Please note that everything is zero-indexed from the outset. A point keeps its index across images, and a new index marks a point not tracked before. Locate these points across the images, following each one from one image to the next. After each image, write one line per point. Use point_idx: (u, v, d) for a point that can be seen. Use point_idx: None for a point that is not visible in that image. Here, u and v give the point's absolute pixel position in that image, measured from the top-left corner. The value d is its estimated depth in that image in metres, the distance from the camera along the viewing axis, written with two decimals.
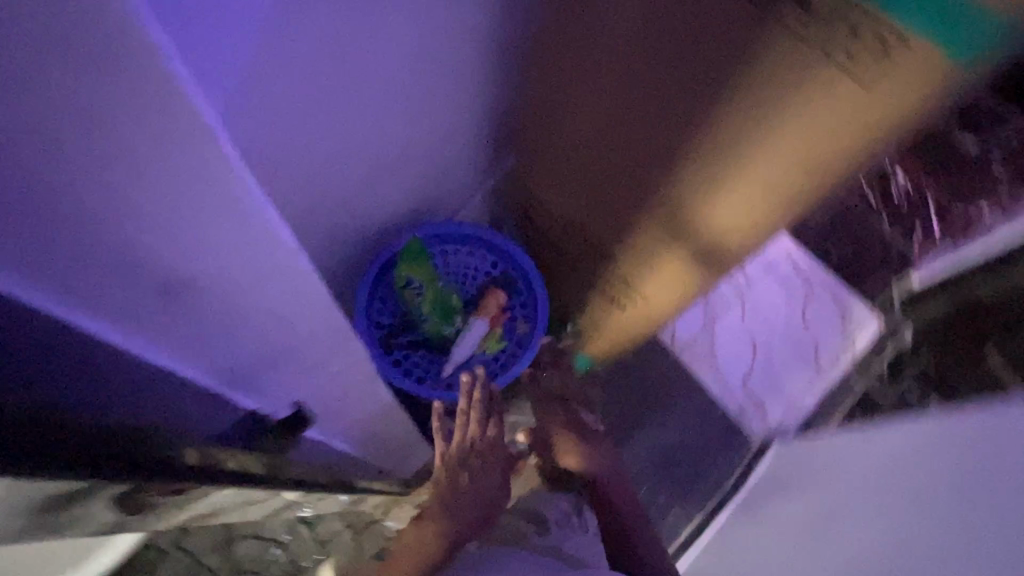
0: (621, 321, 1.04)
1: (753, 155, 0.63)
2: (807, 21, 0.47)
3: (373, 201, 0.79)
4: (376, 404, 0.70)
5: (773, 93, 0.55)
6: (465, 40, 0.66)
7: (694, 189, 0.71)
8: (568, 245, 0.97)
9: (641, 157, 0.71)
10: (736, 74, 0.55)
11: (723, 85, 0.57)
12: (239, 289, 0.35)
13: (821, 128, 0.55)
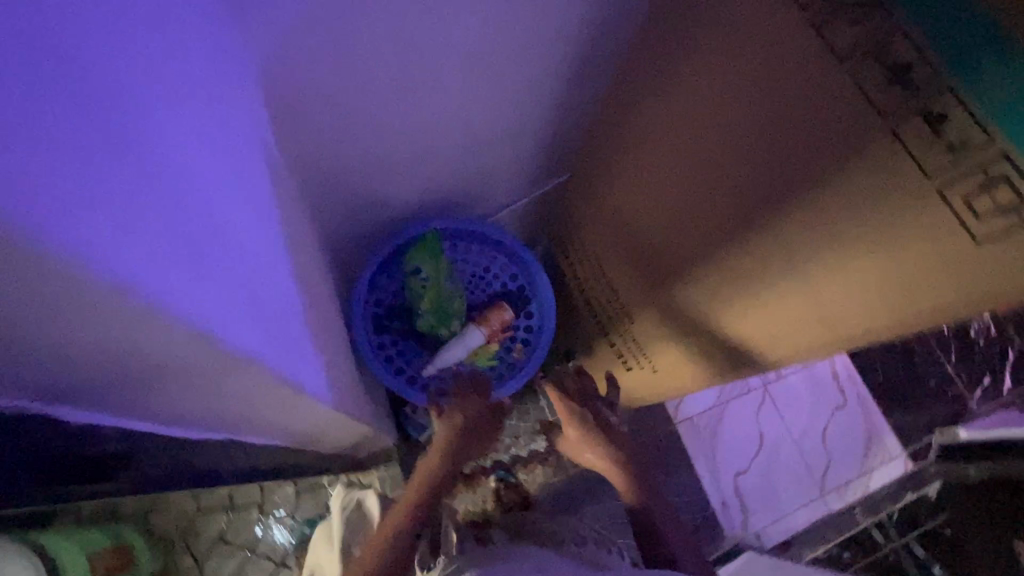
0: (625, 380, 0.94)
1: (799, 280, 0.52)
2: (929, 136, 0.37)
3: (399, 174, 0.76)
4: (320, 426, 0.63)
5: (843, 215, 0.44)
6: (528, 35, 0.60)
7: (730, 293, 0.61)
8: (592, 289, 0.90)
9: (689, 236, 0.63)
10: (817, 181, 0.44)
11: (797, 190, 0.47)
12: (72, 324, 0.28)
13: (887, 279, 0.44)
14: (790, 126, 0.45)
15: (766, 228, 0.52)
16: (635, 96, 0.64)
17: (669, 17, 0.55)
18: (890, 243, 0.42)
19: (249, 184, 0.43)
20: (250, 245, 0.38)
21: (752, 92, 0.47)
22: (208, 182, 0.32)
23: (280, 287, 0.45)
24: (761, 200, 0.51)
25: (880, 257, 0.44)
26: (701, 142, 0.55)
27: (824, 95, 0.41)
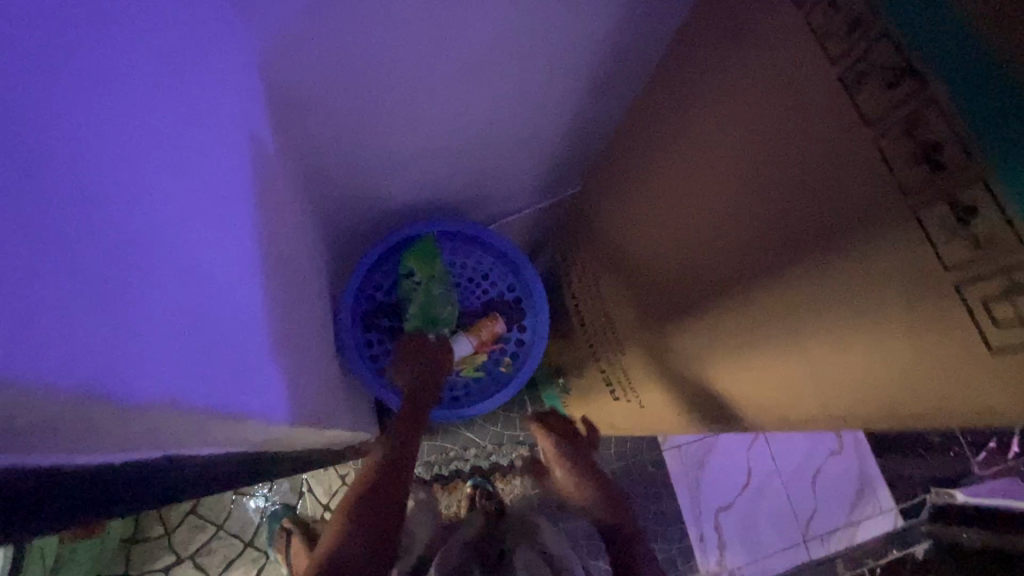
0: (611, 408, 0.92)
1: (792, 356, 0.49)
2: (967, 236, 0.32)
3: (401, 163, 0.78)
4: (288, 446, 0.61)
5: (850, 292, 0.41)
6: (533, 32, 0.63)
7: (730, 354, 0.58)
8: (588, 313, 0.90)
9: (691, 276, 0.59)
10: (838, 253, 0.40)
11: (816, 258, 0.43)
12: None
13: (884, 372, 0.41)
14: (805, 180, 0.41)
15: (777, 288, 0.48)
16: (653, 122, 0.63)
17: (693, 47, 0.53)
18: (894, 326, 0.38)
19: (218, 192, 0.41)
20: (208, 262, 0.37)
21: (768, 136, 0.44)
22: (156, 205, 0.31)
23: (247, 298, 0.43)
24: (767, 253, 0.47)
25: (879, 339, 0.40)
26: (712, 181, 0.52)
27: (842, 156, 0.38)
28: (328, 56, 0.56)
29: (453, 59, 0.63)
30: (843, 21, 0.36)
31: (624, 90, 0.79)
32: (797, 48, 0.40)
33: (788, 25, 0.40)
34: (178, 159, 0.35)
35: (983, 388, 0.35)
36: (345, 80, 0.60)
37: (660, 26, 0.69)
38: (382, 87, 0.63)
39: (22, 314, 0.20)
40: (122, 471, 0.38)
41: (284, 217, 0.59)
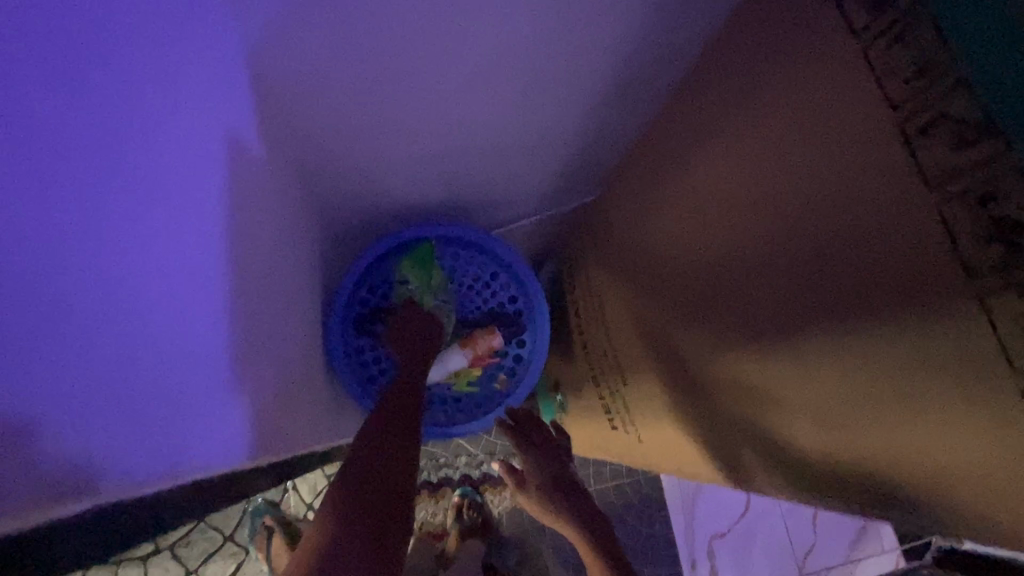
0: (609, 437, 0.87)
1: (798, 418, 0.45)
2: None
3: (403, 165, 0.74)
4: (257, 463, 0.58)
5: (871, 354, 0.37)
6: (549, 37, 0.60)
7: (725, 400, 0.53)
8: (589, 334, 0.86)
9: (698, 316, 0.54)
10: (863, 312, 0.36)
11: (834, 314, 0.38)
12: None
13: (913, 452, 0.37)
14: (838, 232, 0.37)
15: (785, 339, 0.43)
16: (672, 146, 0.58)
17: (725, 69, 0.48)
18: (929, 406, 0.34)
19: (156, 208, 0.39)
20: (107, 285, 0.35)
21: (798, 179, 0.39)
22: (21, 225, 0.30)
23: (184, 312, 0.40)
24: (785, 306, 0.42)
25: (920, 427, 0.35)
26: (729, 218, 0.47)
27: (886, 212, 0.33)
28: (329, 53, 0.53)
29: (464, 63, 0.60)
30: (908, 61, 0.31)
31: (641, 104, 0.75)
32: (840, 84, 0.35)
33: (836, 58, 0.36)
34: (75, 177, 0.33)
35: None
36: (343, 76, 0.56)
37: (681, 41, 0.65)
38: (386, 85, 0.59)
39: None
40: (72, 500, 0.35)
41: (262, 223, 0.55)
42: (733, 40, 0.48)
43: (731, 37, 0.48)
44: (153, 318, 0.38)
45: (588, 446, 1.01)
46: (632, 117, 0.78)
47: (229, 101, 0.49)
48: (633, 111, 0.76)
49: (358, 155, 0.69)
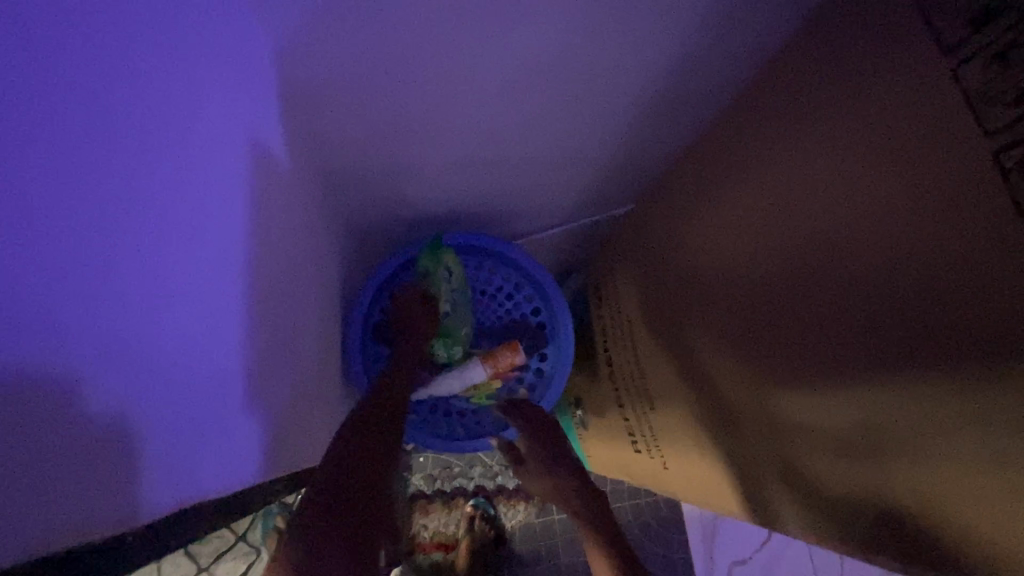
0: (630, 460, 0.84)
1: (843, 466, 0.41)
2: None
3: (432, 176, 0.73)
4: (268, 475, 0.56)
5: (931, 395, 0.33)
6: (584, 59, 0.59)
7: (757, 434, 0.50)
8: (616, 352, 0.83)
9: (735, 345, 0.51)
10: (929, 352, 0.33)
11: (893, 350, 0.35)
12: None
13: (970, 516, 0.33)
14: (921, 266, 0.33)
15: (829, 373, 0.41)
16: (720, 166, 0.55)
17: (790, 85, 0.45)
18: (1014, 462, 0.30)
19: (191, 218, 0.38)
20: (154, 295, 0.34)
21: (876, 208, 0.36)
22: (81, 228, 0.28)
23: (205, 323, 0.39)
24: (843, 343, 0.39)
25: (995, 491, 0.32)
26: (782, 245, 0.44)
27: (986, 248, 0.30)
28: (365, 64, 0.53)
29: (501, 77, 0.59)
30: (1015, 86, 0.29)
31: (680, 117, 0.72)
32: (917, 107, 0.33)
33: (929, 78, 0.33)
34: (131, 186, 0.32)
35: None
36: (381, 85, 0.56)
37: (727, 53, 0.61)
38: (424, 93, 0.58)
39: None
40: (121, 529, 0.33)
41: (284, 232, 0.54)
42: (799, 57, 0.45)
43: (796, 52, 0.45)
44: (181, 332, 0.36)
45: (608, 468, 0.98)
46: (670, 129, 0.74)
47: (255, 106, 0.48)
48: (671, 123, 0.73)
49: (390, 163, 0.69)
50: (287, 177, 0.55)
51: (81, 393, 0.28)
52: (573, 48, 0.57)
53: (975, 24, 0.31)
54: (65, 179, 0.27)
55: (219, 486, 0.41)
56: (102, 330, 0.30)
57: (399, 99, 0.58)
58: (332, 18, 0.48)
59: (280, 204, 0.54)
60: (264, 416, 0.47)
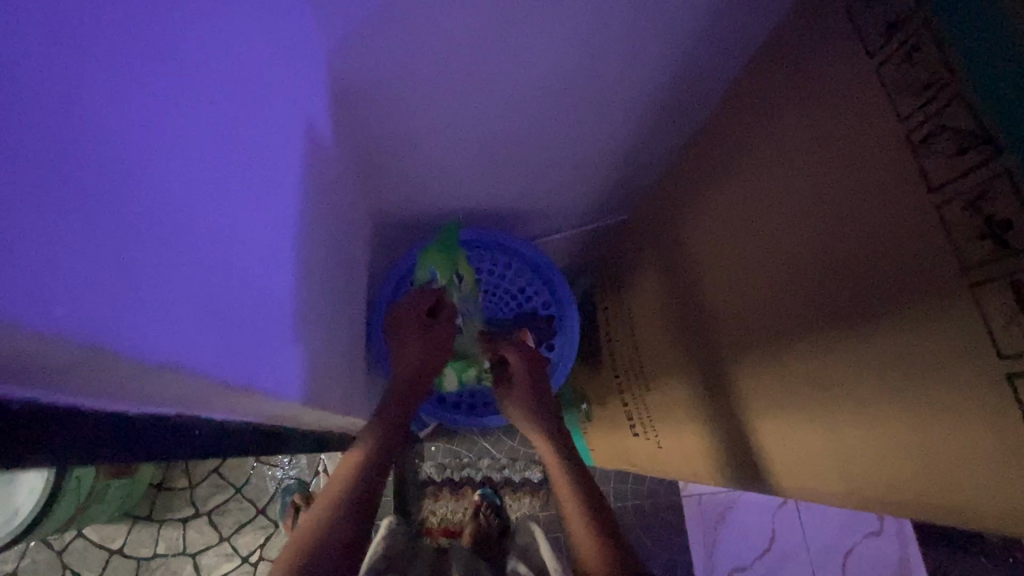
0: (628, 445, 0.89)
1: (797, 420, 0.47)
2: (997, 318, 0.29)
3: (457, 175, 0.81)
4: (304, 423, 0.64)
5: (863, 347, 0.39)
6: (594, 77, 0.66)
7: (742, 401, 0.55)
8: (620, 343, 0.88)
9: (732, 321, 0.56)
10: (863, 309, 0.38)
11: (839, 311, 0.41)
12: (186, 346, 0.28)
13: (869, 456, 0.40)
14: (864, 234, 0.38)
15: (797, 339, 0.46)
16: (709, 163, 0.61)
17: (760, 87, 0.51)
18: (902, 401, 0.36)
19: (285, 179, 0.45)
20: (270, 240, 0.41)
21: (828, 187, 0.41)
22: (195, 173, 0.30)
23: (291, 268, 0.46)
24: (813, 308, 0.43)
25: (888, 425, 0.37)
26: (763, 226, 0.49)
27: (896, 216, 0.35)
28: (404, 76, 0.61)
29: (521, 91, 0.67)
30: (914, 79, 0.34)
31: (679, 124, 0.78)
32: (852, 96, 0.39)
33: (857, 77, 0.38)
34: (258, 146, 0.39)
35: (1012, 492, 0.31)
36: (418, 93, 0.64)
37: (720, 66, 0.67)
38: (449, 101, 0.66)
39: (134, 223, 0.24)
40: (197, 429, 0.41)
41: (331, 213, 0.62)
42: (764, 62, 0.51)
43: (763, 59, 0.51)
44: (281, 272, 0.43)
45: (609, 458, 1.03)
46: (671, 136, 0.80)
47: (314, 93, 0.53)
48: (671, 130, 0.79)
49: (420, 162, 0.77)
50: (333, 167, 0.64)
51: (229, 322, 0.34)
52: (586, 68, 0.65)
53: (887, 23, 0.36)
54: (230, 134, 0.35)
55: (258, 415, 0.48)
56: (237, 269, 0.35)
57: (430, 104, 0.66)
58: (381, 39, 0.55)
59: (330, 191, 0.62)
60: (312, 362, 0.55)
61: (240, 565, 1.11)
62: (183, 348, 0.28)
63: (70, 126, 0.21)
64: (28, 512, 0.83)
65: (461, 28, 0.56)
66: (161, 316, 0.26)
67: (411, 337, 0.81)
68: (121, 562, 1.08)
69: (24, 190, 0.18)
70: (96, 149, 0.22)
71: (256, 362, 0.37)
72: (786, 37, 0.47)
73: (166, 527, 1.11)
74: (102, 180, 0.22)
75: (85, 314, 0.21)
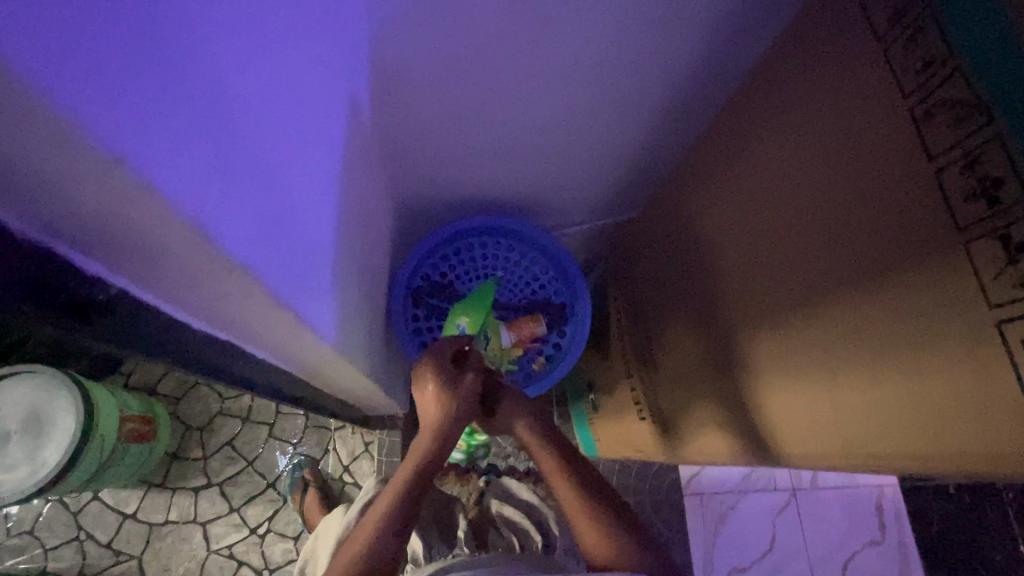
0: (633, 430, 0.92)
1: (802, 386, 0.50)
2: (993, 277, 0.32)
3: (483, 163, 0.85)
4: (326, 378, 0.67)
5: (868, 310, 0.42)
6: (620, 77, 0.70)
7: (750, 374, 0.58)
8: (631, 328, 0.92)
9: (744, 299, 0.58)
10: (867, 277, 0.41)
11: (845, 280, 0.43)
12: (263, 264, 0.32)
13: (865, 412, 0.43)
14: (875, 204, 0.40)
15: (802, 310, 0.49)
16: (722, 150, 0.63)
17: (772, 75, 0.53)
18: (894, 359, 0.39)
19: (331, 136, 0.49)
20: (319, 188, 0.45)
21: (841, 162, 0.43)
22: (274, 112, 0.33)
23: (331, 218, 0.49)
24: (824, 277, 0.45)
25: (882, 378, 0.41)
26: (778, 204, 0.51)
27: (902, 187, 0.38)
28: (443, 71, 0.65)
29: (551, 90, 0.71)
30: (920, 56, 0.37)
31: (695, 119, 0.80)
32: (862, 75, 0.42)
33: (865, 58, 0.41)
34: (316, 102, 0.43)
35: (1001, 435, 0.33)
36: (453, 86, 0.67)
37: (737, 63, 0.69)
38: (483, 95, 0.70)
39: (241, 143, 0.28)
40: (239, 351, 0.45)
41: (365, 188, 0.67)
42: (775, 51, 0.53)
43: (774, 47, 0.53)
44: (325, 220, 0.47)
45: (612, 447, 1.06)
46: (687, 130, 0.83)
47: (356, 68, 0.57)
48: (687, 124, 0.81)
49: (448, 150, 0.81)
50: (369, 144, 0.68)
51: (290, 251, 0.37)
52: (614, 68, 0.69)
53: (895, 8, 0.39)
54: (298, 83, 0.38)
55: (290, 355, 0.52)
56: (297, 206, 0.39)
57: (464, 97, 0.70)
58: (427, 42, 0.60)
59: (364, 166, 0.66)
60: (345, 319, 0.58)
61: (248, 536, 1.13)
62: (258, 261, 0.31)
63: (211, 39, 0.24)
64: (52, 467, 0.87)
65: (502, 34, 0.60)
66: (246, 225, 0.29)
67: (433, 403, 0.71)
68: (134, 526, 1.12)
69: (180, 81, 0.21)
70: (220, 66, 0.25)
71: (306, 296, 0.41)
72: (798, 25, 0.50)
73: (179, 495, 1.14)
74: (225, 96, 0.26)
75: (205, 207, 0.24)
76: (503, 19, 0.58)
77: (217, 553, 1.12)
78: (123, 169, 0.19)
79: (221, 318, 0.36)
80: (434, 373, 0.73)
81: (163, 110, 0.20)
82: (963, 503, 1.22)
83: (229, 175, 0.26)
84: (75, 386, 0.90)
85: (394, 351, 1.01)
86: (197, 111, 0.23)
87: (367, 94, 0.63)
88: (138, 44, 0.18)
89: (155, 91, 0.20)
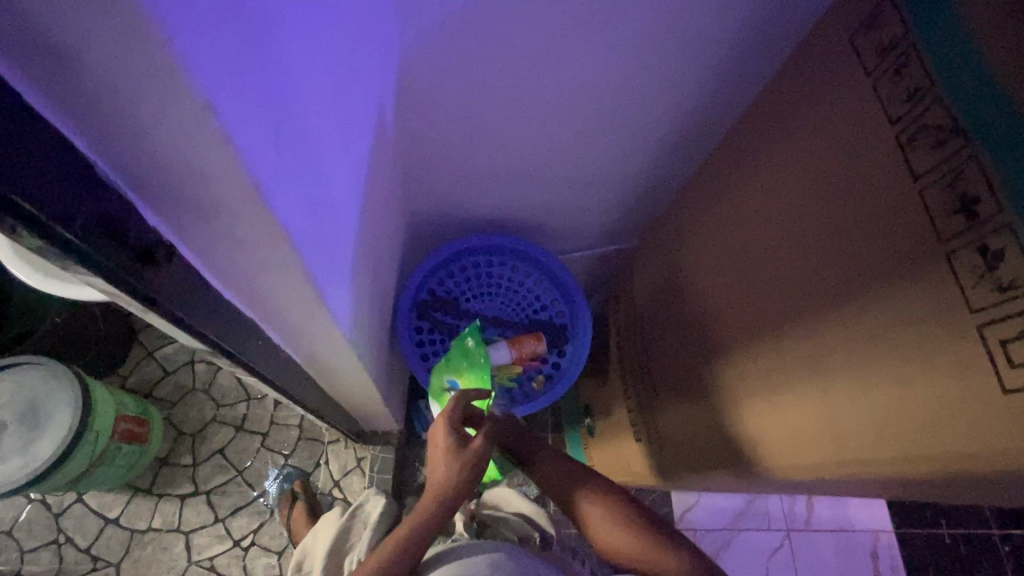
0: (630, 453, 0.92)
1: (793, 399, 0.51)
2: (978, 286, 0.35)
3: (496, 185, 0.89)
4: (329, 375, 0.68)
5: (857, 327, 0.44)
6: (629, 108, 0.75)
7: (743, 390, 0.60)
8: (629, 351, 0.93)
9: (739, 315, 0.60)
10: (858, 293, 0.44)
11: (839, 297, 0.45)
12: (302, 241, 0.34)
13: (854, 421, 0.45)
14: (864, 222, 0.43)
15: (795, 329, 0.51)
16: (719, 178, 0.67)
17: (767, 108, 0.57)
18: (879, 363, 0.42)
19: (362, 139, 0.52)
20: (348, 184, 0.48)
21: (834, 185, 0.46)
22: (322, 104, 0.36)
23: (354, 216, 0.52)
24: (816, 295, 0.48)
25: (869, 383, 0.43)
26: (773, 227, 0.54)
27: (891, 205, 0.41)
28: (465, 94, 0.69)
29: (563, 120, 0.76)
30: (903, 89, 0.41)
31: (695, 152, 0.85)
32: (852, 105, 0.45)
33: (856, 91, 0.45)
34: (353, 104, 0.46)
35: (996, 436, 0.34)
36: (473, 110, 0.72)
37: (735, 98, 0.75)
38: (500, 119, 0.74)
39: (296, 123, 0.30)
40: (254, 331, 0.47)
41: (383, 196, 0.70)
42: (770, 89, 0.58)
43: (768, 83, 0.57)
44: (350, 217, 0.50)
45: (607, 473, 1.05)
46: (688, 162, 0.87)
47: (385, 85, 0.61)
48: (688, 157, 0.86)
49: (461, 169, 0.84)
50: (388, 154, 0.72)
51: (323, 236, 0.39)
52: (624, 100, 0.73)
53: (881, 47, 0.43)
54: (342, 84, 0.42)
55: (299, 345, 0.53)
56: (333, 197, 0.41)
57: (483, 120, 0.74)
58: (452, 68, 0.64)
59: (384, 176, 0.70)
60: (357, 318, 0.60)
61: (231, 548, 1.10)
62: (299, 236, 0.33)
63: (284, 27, 0.27)
64: (45, 459, 0.87)
65: (522, 67, 0.66)
66: (294, 198, 0.31)
67: (441, 463, 0.63)
68: (116, 531, 1.09)
69: (262, 56, 0.24)
70: (290, 51, 0.28)
71: (331, 285, 0.43)
72: (792, 65, 0.54)
73: (164, 502, 1.12)
74: (290, 80, 0.29)
75: (264, 171, 0.26)
76: (524, 52, 0.63)
77: (197, 564, 1.09)
78: (212, 119, 0.22)
79: (250, 290, 0.38)
80: (443, 433, 0.65)
81: (249, 77, 0.23)
82: (951, 546, 1.24)
83: (286, 150, 0.29)
84: (76, 379, 0.92)
85: (394, 363, 1.02)
86: (271, 86, 0.26)
87: (392, 108, 0.67)
88: (242, 16, 0.21)
89: (246, 58, 0.23)
